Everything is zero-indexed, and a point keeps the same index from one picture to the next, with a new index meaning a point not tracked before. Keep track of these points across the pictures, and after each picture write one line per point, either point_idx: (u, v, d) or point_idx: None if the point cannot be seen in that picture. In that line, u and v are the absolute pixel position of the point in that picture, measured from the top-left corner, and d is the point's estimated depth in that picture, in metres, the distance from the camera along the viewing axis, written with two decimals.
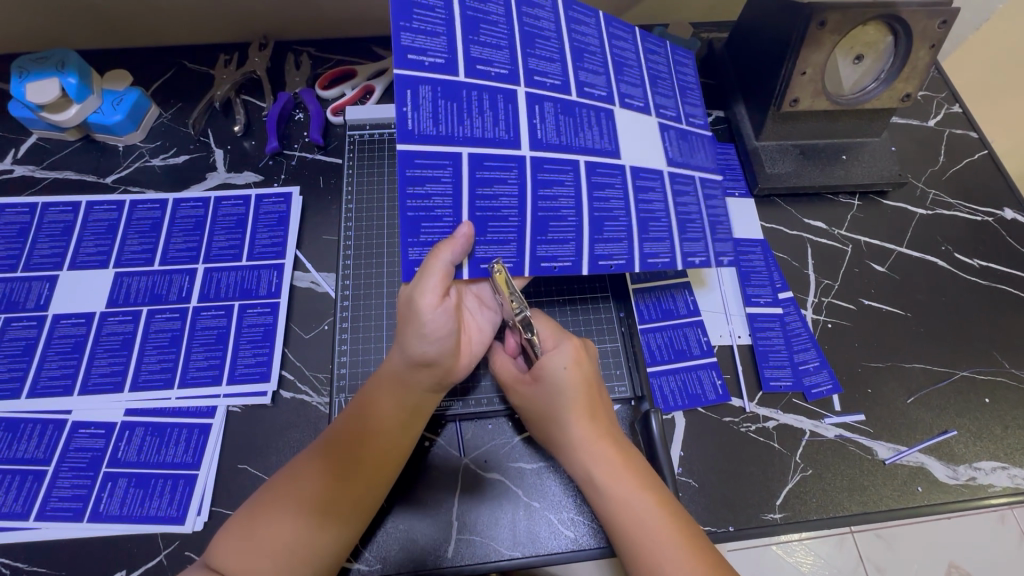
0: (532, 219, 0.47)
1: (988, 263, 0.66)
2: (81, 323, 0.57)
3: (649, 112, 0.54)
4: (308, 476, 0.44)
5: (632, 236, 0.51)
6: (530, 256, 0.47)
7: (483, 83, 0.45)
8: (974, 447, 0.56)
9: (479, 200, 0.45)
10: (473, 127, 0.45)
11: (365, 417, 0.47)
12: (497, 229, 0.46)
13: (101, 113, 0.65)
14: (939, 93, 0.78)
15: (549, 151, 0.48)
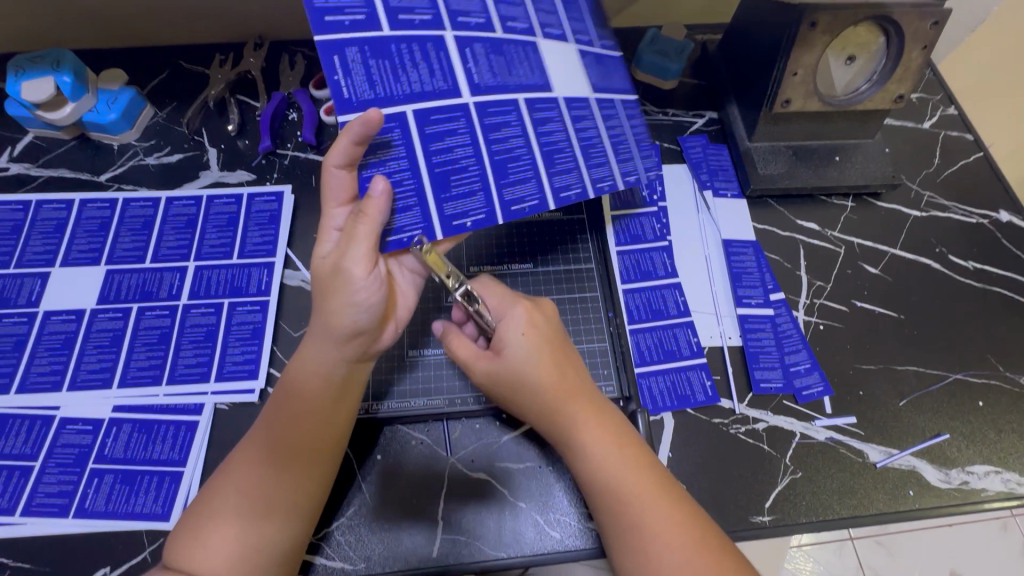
0: (490, 163, 0.49)
1: (982, 265, 0.65)
2: (71, 320, 0.57)
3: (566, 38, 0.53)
4: (241, 474, 0.44)
5: (581, 167, 0.53)
6: (496, 199, 0.49)
7: (409, 33, 0.45)
8: (967, 451, 0.55)
9: (439, 157, 0.47)
10: (411, 82, 0.45)
11: (291, 407, 0.46)
12: (459, 182, 0.48)
13: (96, 112, 0.66)
14: (935, 95, 0.78)
15: (491, 95, 0.49)
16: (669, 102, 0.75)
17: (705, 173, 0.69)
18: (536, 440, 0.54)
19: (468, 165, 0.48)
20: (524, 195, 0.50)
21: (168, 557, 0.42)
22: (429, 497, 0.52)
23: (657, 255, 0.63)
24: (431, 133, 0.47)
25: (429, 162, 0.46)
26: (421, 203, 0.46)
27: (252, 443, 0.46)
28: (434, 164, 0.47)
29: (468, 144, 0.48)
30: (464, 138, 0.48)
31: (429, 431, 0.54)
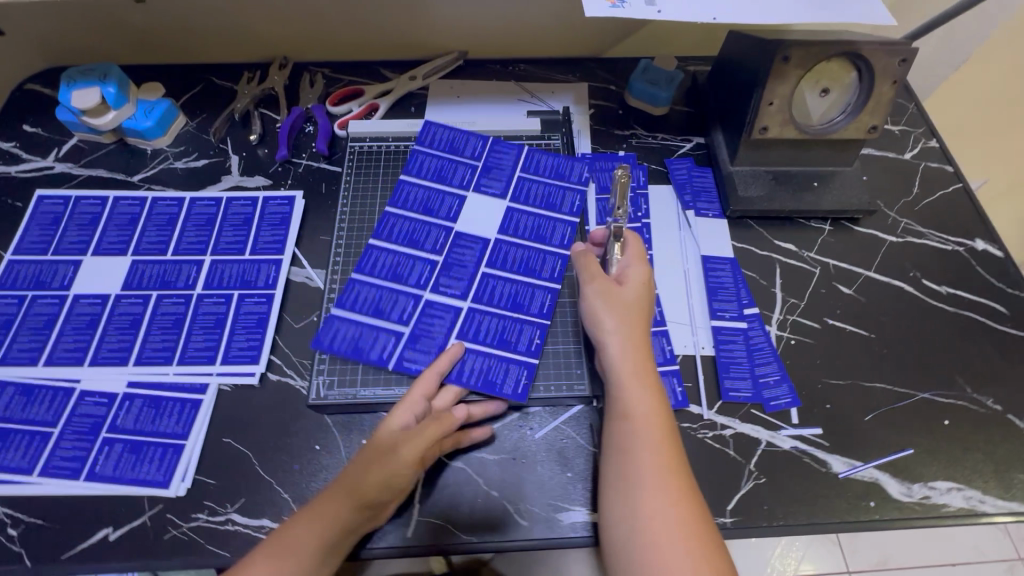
0: (409, 333, 0.61)
1: (955, 290, 0.68)
2: (97, 303, 0.63)
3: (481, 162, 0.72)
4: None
5: (473, 279, 0.64)
6: (394, 359, 0.59)
7: (368, 301, 0.63)
8: (930, 467, 0.57)
9: (342, 341, 0.60)
10: (375, 312, 0.62)
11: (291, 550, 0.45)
12: (370, 348, 0.60)
13: (134, 119, 0.73)
14: (917, 128, 0.81)
15: (435, 240, 0.67)
16: (659, 127, 0.80)
17: (688, 194, 0.73)
18: (512, 433, 0.58)
19: (382, 336, 0.61)
20: (437, 321, 0.62)
21: None
22: None
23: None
24: (366, 272, 0.64)
25: (340, 342, 0.60)
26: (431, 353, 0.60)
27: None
28: (357, 327, 0.61)
29: (378, 321, 0.62)
30: (367, 318, 0.62)
31: None
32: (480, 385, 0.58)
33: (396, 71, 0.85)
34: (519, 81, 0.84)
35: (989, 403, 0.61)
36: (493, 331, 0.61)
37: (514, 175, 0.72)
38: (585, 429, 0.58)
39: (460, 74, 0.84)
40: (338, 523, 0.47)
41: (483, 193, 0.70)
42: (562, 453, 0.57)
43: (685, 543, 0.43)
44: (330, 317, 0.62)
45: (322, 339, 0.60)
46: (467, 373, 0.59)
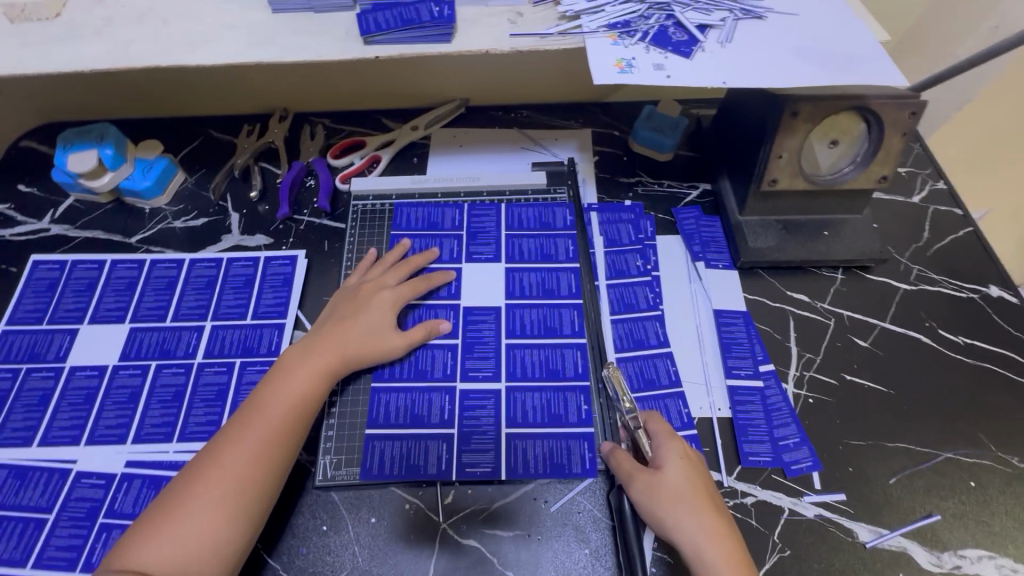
0: (457, 435, 0.58)
1: (973, 340, 0.66)
2: (94, 375, 0.61)
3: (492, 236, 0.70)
4: (171, 520, 0.46)
5: (498, 355, 0.62)
6: (454, 468, 0.56)
7: (401, 412, 0.59)
8: (959, 533, 0.55)
9: (393, 463, 0.56)
10: (413, 419, 0.59)
11: (242, 441, 0.50)
12: (426, 461, 0.57)
13: (132, 180, 0.72)
14: (924, 170, 0.80)
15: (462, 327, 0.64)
16: (665, 174, 0.79)
17: (697, 245, 0.72)
18: (526, 507, 0.56)
19: (431, 444, 0.57)
20: (480, 412, 0.59)
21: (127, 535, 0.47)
22: (419, 560, 0.53)
23: (649, 324, 0.65)
24: (387, 378, 0.61)
25: (392, 466, 0.56)
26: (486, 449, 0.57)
27: (208, 463, 0.49)
28: (400, 443, 0.58)
29: (420, 429, 0.58)
30: (408, 431, 0.58)
31: (422, 495, 0.56)
32: (548, 470, 0.57)
33: (397, 120, 0.84)
34: (522, 128, 0.83)
35: (1015, 461, 0.59)
36: (540, 409, 0.59)
37: (500, 236, 0.70)
38: (602, 500, 0.56)
39: (462, 123, 0.84)
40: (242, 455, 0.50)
41: (476, 262, 0.69)
42: (578, 528, 0.55)
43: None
44: (367, 443, 0.57)
45: (370, 468, 0.56)
46: (532, 465, 0.57)
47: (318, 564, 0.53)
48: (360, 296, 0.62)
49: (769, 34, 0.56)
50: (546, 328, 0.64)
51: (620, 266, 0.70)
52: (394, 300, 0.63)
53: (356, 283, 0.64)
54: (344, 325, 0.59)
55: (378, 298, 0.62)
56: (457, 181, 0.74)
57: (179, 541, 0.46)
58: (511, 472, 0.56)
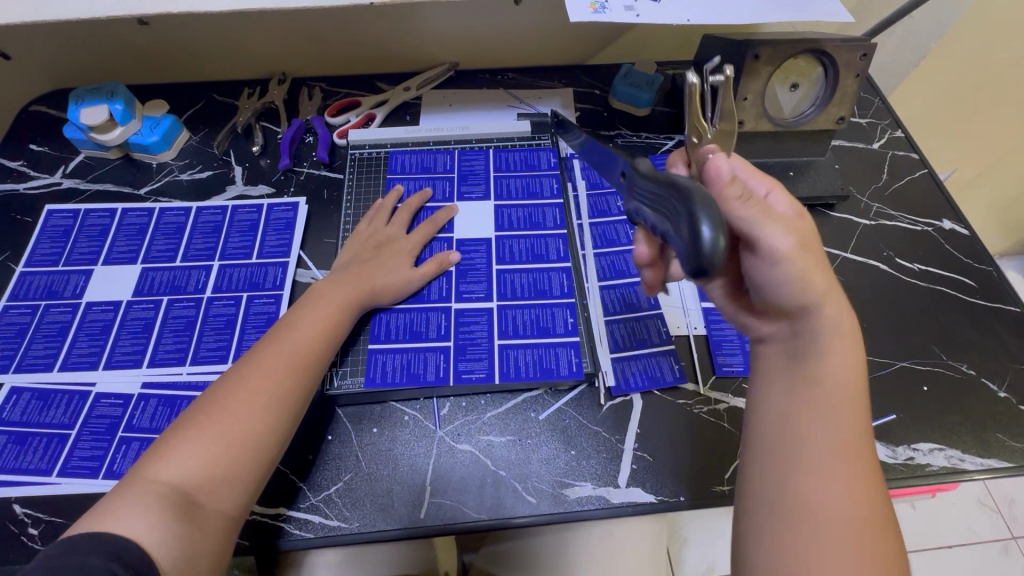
0: (454, 347, 0.62)
1: (926, 266, 0.72)
2: (110, 310, 0.65)
3: (484, 176, 0.76)
4: (200, 434, 0.47)
5: (490, 279, 0.67)
6: (452, 374, 0.61)
7: (406, 328, 0.64)
8: (912, 430, 0.60)
9: (396, 372, 0.61)
10: (415, 334, 0.63)
11: (265, 364, 0.53)
12: (425, 369, 0.61)
13: (140, 135, 0.76)
14: (883, 120, 0.86)
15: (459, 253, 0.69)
16: (642, 127, 0.85)
17: None
18: (517, 417, 0.60)
19: (431, 355, 0.62)
20: (474, 327, 0.64)
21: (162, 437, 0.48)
22: (419, 463, 0.57)
23: (625, 256, 0.70)
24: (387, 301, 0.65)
25: (394, 374, 0.60)
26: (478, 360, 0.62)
27: (244, 374, 0.52)
28: (402, 355, 0.62)
29: (420, 343, 0.63)
30: (408, 345, 0.63)
31: (420, 407, 0.61)
32: (538, 374, 0.61)
33: (390, 83, 0.89)
34: (508, 88, 0.88)
35: (963, 368, 0.64)
36: (529, 324, 0.64)
37: (489, 177, 0.76)
38: (588, 408, 0.61)
39: (452, 84, 0.89)
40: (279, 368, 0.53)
41: (467, 201, 0.74)
42: (565, 433, 0.60)
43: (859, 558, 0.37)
44: (371, 356, 0.62)
45: (374, 378, 0.60)
46: (522, 370, 0.61)
47: (324, 468, 0.57)
48: (379, 243, 0.67)
49: None
50: (534, 256, 0.69)
51: (601, 205, 0.74)
52: (409, 245, 0.68)
53: (372, 233, 0.68)
54: (367, 267, 0.64)
55: (397, 246, 0.67)
56: (448, 132, 0.79)
57: (208, 453, 0.46)
58: (505, 376, 0.61)
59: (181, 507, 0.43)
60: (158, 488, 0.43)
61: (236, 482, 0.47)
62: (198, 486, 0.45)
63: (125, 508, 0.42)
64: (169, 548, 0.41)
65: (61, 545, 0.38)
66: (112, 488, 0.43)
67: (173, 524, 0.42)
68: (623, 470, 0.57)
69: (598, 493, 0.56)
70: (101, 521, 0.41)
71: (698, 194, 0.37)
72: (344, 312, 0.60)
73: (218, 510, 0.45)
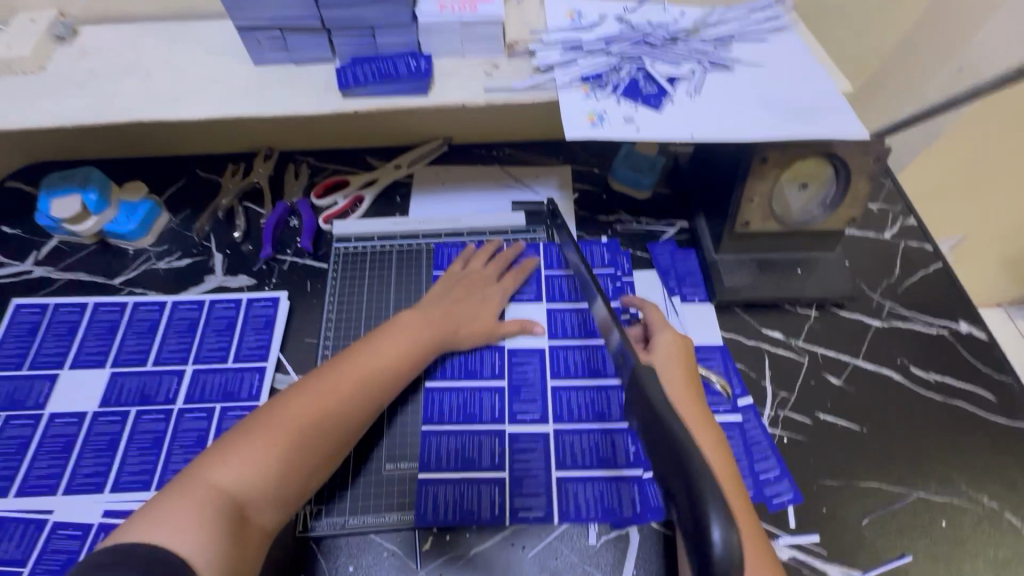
0: (509, 478, 0.59)
1: (943, 376, 0.68)
2: (73, 422, 0.61)
3: (536, 275, 0.72)
4: (262, 430, 0.49)
5: (545, 397, 0.63)
6: (508, 513, 0.57)
7: (464, 456, 0.60)
8: (931, 574, 0.56)
9: (447, 509, 0.57)
10: (476, 463, 0.59)
11: (331, 384, 0.54)
12: (479, 506, 0.57)
13: (116, 222, 0.73)
14: (894, 205, 0.82)
15: (519, 367, 0.65)
16: (643, 211, 0.81)
17: (673, 280, 0.74)
18: (505, 553, 0.56)
19: (485, 488, 0.58)
20: (531, 456, 0.60)
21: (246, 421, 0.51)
22: None
23: (606, 352, 0.66)
24: (437, 420, 0.62)
25: (447, 511, 0.57)
26: (542, 495, 0.58)
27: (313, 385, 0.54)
28: (454, 488, 0.58)
29: (472, 472, 0.59)
30: (459, 475, 0.59)
31: (400, 541, 0.57)
32: (600, 514, 0.57)
33: (381, 158, 0.86)
34: (503, 165, 0.85)
35: (984, 499, 0.60)
36: (588, 452, 0.60)
37: (541, 275, 0.72)
38: (581, 545, 0.57)
39: (444, 161, 0.85)
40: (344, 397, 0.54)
41: (517, 303, 0.70)
42: (556, 573, 0.55)
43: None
44: (420, 487, 0.58)
45: (424, 515, 0.57)
46: (581, 509, 0.57)
47: None
48: (470, 283, 0.68)
49: (734, 87, 0.58)
50: (591, 369, 0.65)
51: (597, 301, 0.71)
52: (496, 296, 0.68)
53: (460, 275, 0.70)
54: (448, 307, 0.65)
55: (486, 292, 0.68)
56: (439, 221, 0.75)
57: (264, 471, 0.48)
58: (564, 517, 0.57)
59: (232, 524, 0.44)
60: (213, 490, 0.45)
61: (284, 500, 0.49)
62: (249, 499, 0.46)
63: (179, 512, 0.43)
64: (214, 575, 0.41)
65: (106, 552, 0.38)
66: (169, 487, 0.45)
67: (222, 544, 0.43)
68: None
69: None
70: (151, 525, 0.42)
71: (708, 483, 0.30)
72: (417, 347, 0.61)
73: (259, 526, 0.47)
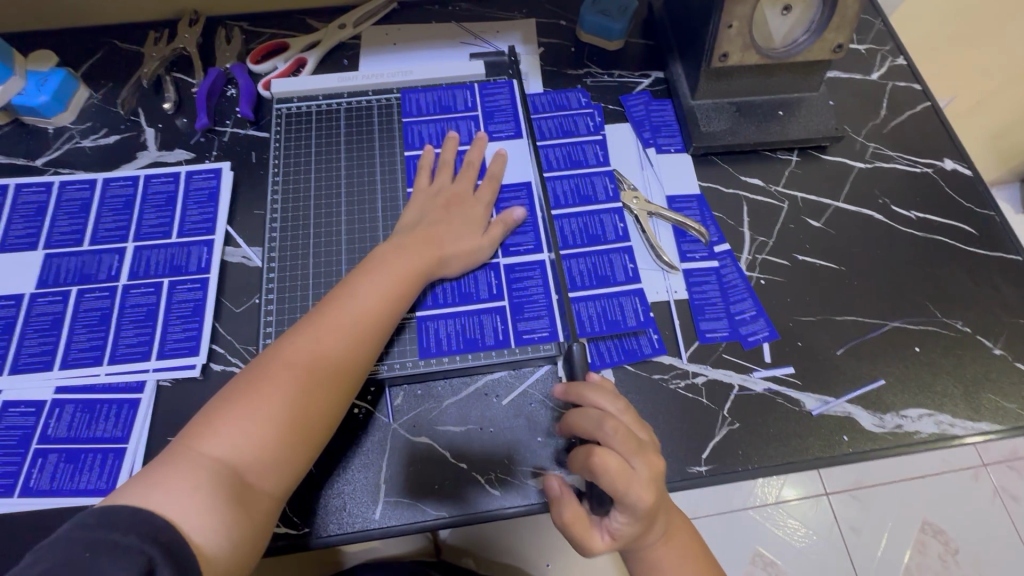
0: (509, 306, 0.57)
1: (925, 214, 0.66)
2: (10, 305, 0.57)
3: (516, 112, 0.68)
4: (244, 399, 0.44)
5: (537, 228, 0.61)
6: (513, 336, 0.56)
7: (462, 290, 0.58)
8: (902, 396, 0.56)
9: (450, 339, 0.56)
10: (473, 296, 0.58)
11: (308, 344, 0.47)
12: (483, 333, 0.56)
13: (26, 95, 0.65)
14: (884, 46, 0.76)
15: (507, 202, 0.62)
16: (615, 64, 0.74)
17: (648, 130, 0.69)
18: (477, 403, 0.55)
19: (485, 317, 0.57)
20: (529, 282, 0.58)
21: (235, 382, 0.46)
22: (368, 462, 0.52)
23: (595, 180, 0.64)
24: None
25: (450, 341, 0.56)
26: (545, 315, 0.57)
27: (298, 342, 0.47)
28: (455, 320, 0.57)
29: (471, 305, 0.57)
30: (459, 308, 0.57)
31: (370, 398, 0.55)
32: (605, 328, 0.57)
33: (322, 19, 0.77)
34: (459, 21, 0.76)
35: (959, 325, 0.60)
36: (588, 273, 0.60)
37: (517, 108, 0.68)
38: (552, 389, 0.56)
39: (395, 20, 0.76)
40: (331, 351, 0.48)
41: (499, 140, 0.66)
42: (531, 418, 0.55)
43: None
44: (420, 323, 0.56)
45: (428, 346, 0.55)
46: (585, 328, 0.57)
47: None
48: (449, 201, 0.60)
49: None
50: (581, 197, 0.64)
51: (576, 157, 0.66)
52: (481, 209, 0.60)
53: (439, 188, 0.61)
54: (434, 232, 0.57)
55: (468, 206, 0.60)
56: (389, 77, 0.68)
57: (261, 441, 0.43)
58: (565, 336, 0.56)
59: (228, 491, 0.41)
60: (203, 460, 0.41)
61: (286, 464, 0.44)
62: (246, 467, 0.42)
63: (173, 478, 0.40)
64: (206, 544, 0.39)
65: (100, 514, 0.36)
66: (163, 452, 0.42)
67: (217, 515, 0.40)
68: None
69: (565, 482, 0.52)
70: (148, 491, 0.40)
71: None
72: (403, 284, 0.53)
73: (264, 492, 0.43)
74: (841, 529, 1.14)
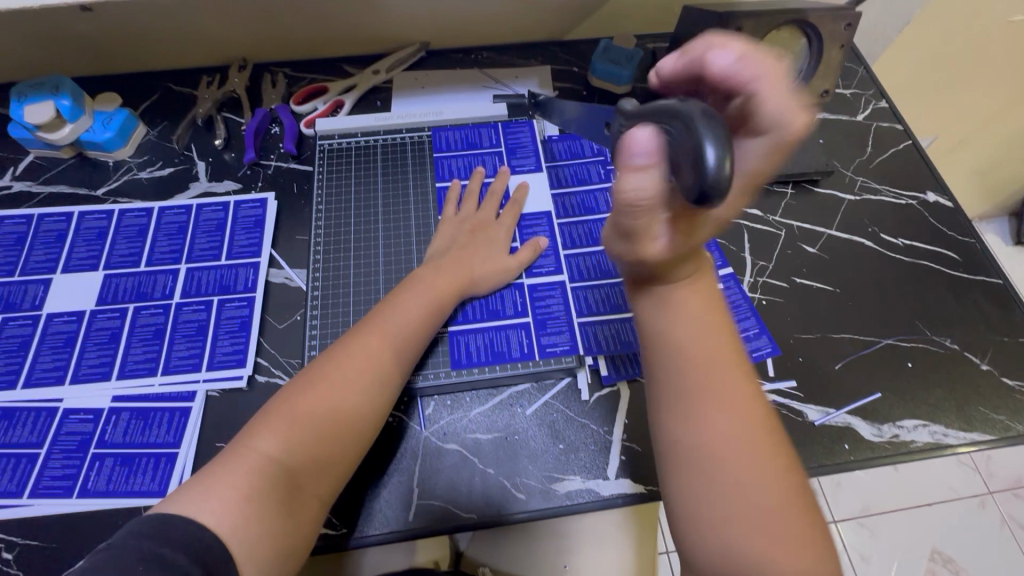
0: (533, 322, 0.63)
1: (911, 241, 0.72)
2: (72, 320, 0.62)
3: (536, 149, 0.74)
4: (294, 406, 0.49)
5: (557, 253, 0.67)
6: (537, 349, 0.61)
7: (489, 308, 0.63)
8: (897, 407, 0.61)
9: (479, 352, 0.61)
10: (500, 313, 0.63)
11: (355, 356, 0.52)
12: (509, 347, 0.61)
13: (92, 132, 0.72)
14: (867, 90, 0.84)
15: (529, 230, 0.68)
16: (624, 105, 0.82)
17: None
18: (502, 412, 0.59)
19: (510, 332, 0.62)
20: (551, 301, 0.64)
21: (286, 391, 0.50)
22: (402, 468, 0.56)
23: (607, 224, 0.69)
24: None
25: (480, 354, 0.61)
26: (566, 331, 0.62)
27: (345, 356, 0.52)
28: (483, 334, 0.62)
29: (498, 321, 0.62)
30: (486, 324, 0.62)
31: (403, 407, 0.59)
32: (618, 347, 0.61)
33: (358, 65, 0.85)
34: (482, 67, 0.84)
35: (947, 343, 0.65)
36: (603, 300, 0.64)
37: (537, 144, 0.75)
38: (572, 400, 0.60)
39: (423, 66, 0.84)
40: (376, 365, 0.52)
41: (521, 173, 0.73)
42: (553, 427, 0.59)
43: (787, 512, 0.39)
44: (452, 337, 0.61)
45: (459, 358, 0.60)
46: (602, 344, 0.61)
47: None
48: (474, 228, 0.66)
49: None
50: (593, 239, 0.68)
51: (589, 204, 0.70)
52: (502, 233, 0.66)
53: (465, 217, 0.67)
54: (463, 257, 0.63)
55: (492, 233, 0.66)
56: (421, 117, 0.75)
57: (311, 447, 0.47)
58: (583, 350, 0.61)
59: (280, 494, 0.45)
60: (257, 464, 0.45)
61: (331, 468, 0.48)
62: (296, 470, 0.46)
63: (228, 481, 0.43)
64: (254, 550, 0.42)
65: (149, 524, 0.40)
66: (217, 458, 0.45)
67: (266, 514, 0.43)
68: (612, 461, 0.57)
69: (587, 487, 0.56)
70: (203, 497, 0.42)
71: (695, 108, 0.32)
72: (436, 303, 0.58)
73: (310, 495, 0.47)
74: (850, 558, 1.15)
